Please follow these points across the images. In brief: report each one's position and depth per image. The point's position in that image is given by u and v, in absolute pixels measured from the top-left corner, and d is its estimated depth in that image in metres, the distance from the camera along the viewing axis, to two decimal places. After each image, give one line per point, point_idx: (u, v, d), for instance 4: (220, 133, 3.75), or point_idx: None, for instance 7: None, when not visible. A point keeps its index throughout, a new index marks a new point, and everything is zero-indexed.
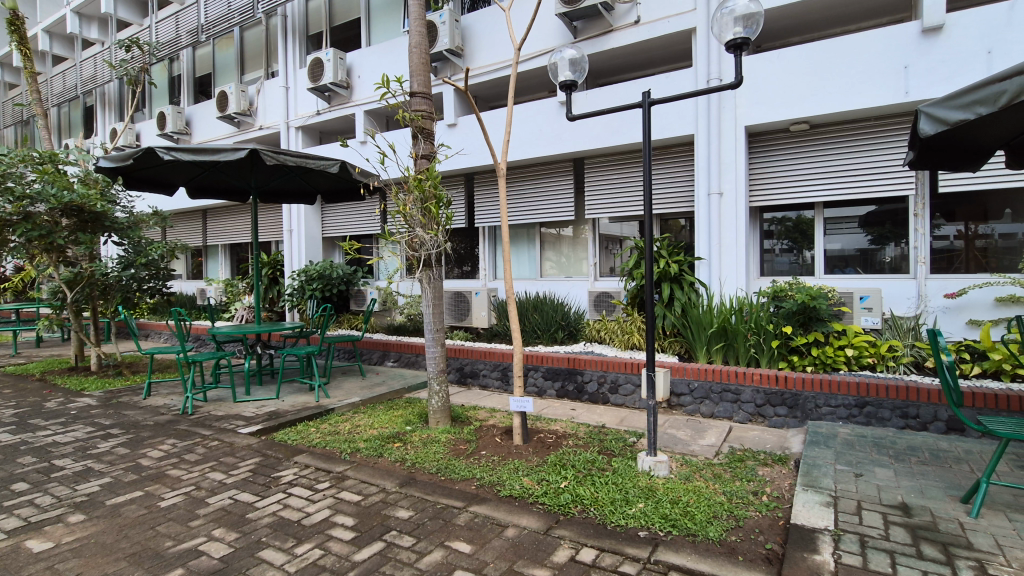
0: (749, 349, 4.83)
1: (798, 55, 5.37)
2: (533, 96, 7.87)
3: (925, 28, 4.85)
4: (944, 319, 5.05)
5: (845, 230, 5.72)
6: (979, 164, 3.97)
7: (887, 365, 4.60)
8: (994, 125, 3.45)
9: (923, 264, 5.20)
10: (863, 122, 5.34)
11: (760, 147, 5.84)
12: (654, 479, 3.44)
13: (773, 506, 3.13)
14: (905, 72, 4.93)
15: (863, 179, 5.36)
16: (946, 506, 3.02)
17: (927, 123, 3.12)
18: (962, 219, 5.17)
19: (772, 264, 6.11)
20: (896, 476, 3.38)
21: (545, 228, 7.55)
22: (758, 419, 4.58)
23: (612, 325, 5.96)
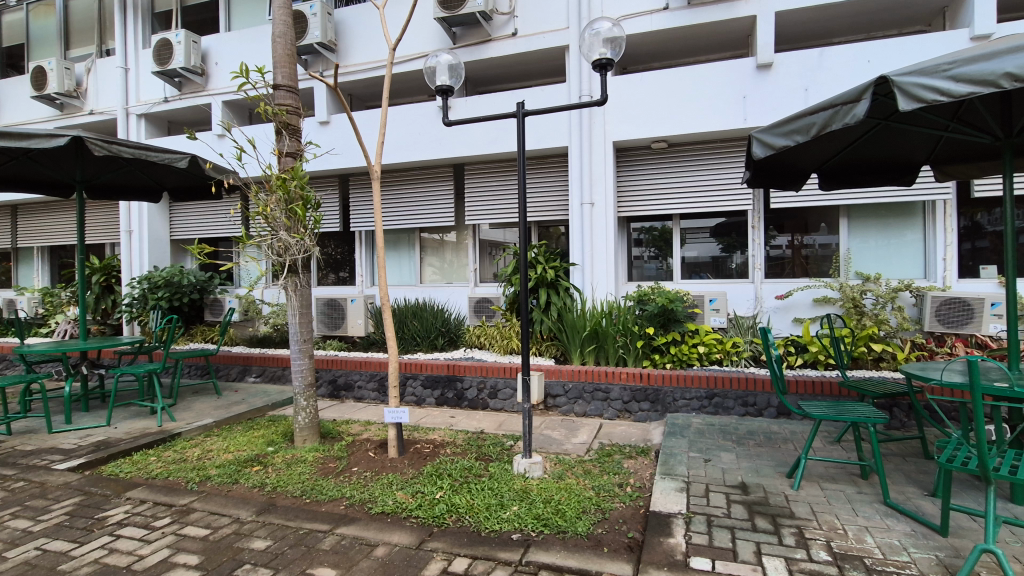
0: (618, 349, 5.16)
1: (657, 79, 5.88)
2: (412, 99, 7.74)
3: (759, 64, 5.56)
4: (776, 318, 5.81)
5: (699, 240, 6.35)
6: (800, 184, 4.59)
7: (731, 359, 5.17)
8: (808, 150, 4.02)
9: (759, 270, 5.96)
10: (711, 144, 6.00)
11: (626, 162, 6.29)
12: (528, 481, 3.50)
13: (635, 496, 3.35)
14: (743, 101, 5.61)
15: (711, 194, 5.99)
16: (775, 482, 3.45)
17: (759, 148, 3.57)
18: (790, 231, 5.98)
19: (640, 270, 6.60)
20: (737, 459, 3.79)
21: (426, 233, 7.44)
22: (625, 415, 4.89)
23: (491, 330, 6.01)
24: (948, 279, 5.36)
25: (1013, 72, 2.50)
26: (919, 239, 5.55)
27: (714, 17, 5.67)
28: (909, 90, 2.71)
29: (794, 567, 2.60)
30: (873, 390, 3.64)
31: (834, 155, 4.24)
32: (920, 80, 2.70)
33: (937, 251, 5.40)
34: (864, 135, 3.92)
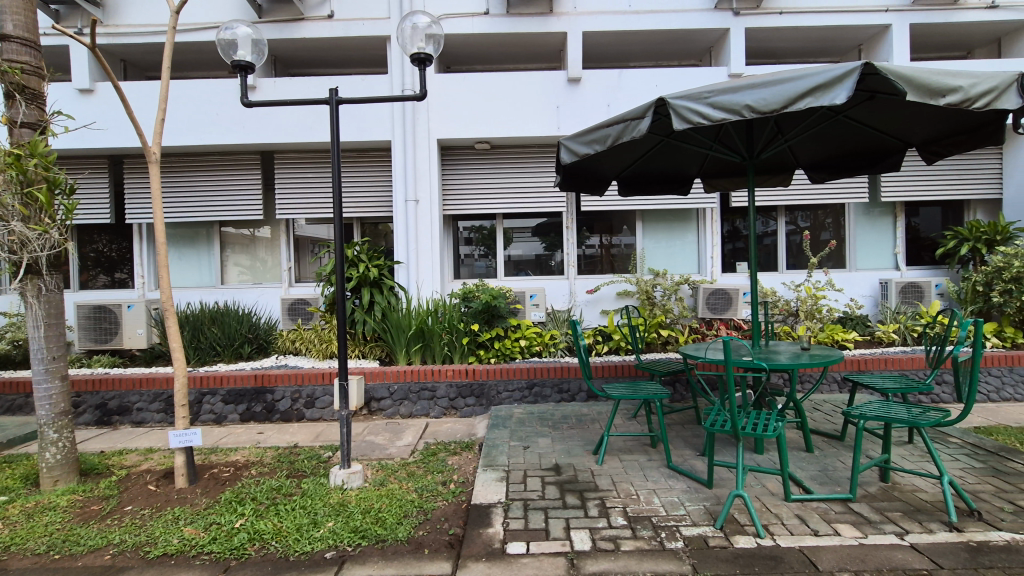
0: (443, 347, 5.18)
1: (479, 81, 6.02)
2: (210, 73, 6.79)
3: (570, 77, 6.03)
4: (587, 311, 6.39)
5: (521, 239, 6.68)
6: (603, 190, 5.10)
7: (549, 350, 5.54)
8: (607, 159, 4.47)
9: (572, 267, 6.51)
10: (529, 148, 6.36)
11: (450, 161, 6.34)
12: (346, 493, 3.30)
13: (458, 492, 3.37)
14: (557, 111, 6.05)
15: (530, 195, 6.36)
16: (583, 460, 3.77)
17: (567, 155, 3.86)
18: (599, 232, 6.63)
19: (469, 268, 6.72)
20: (552, 443, 4.06)
21: (228, 228, 6.62)
22: (451, 412, 4.91)
23: (308, 334, 5.57)
24: (715, 274, 6.45)
25: (753, 104, 3.04)
26: (695, 240, 6.59)
27: (530, 28, 5.99)
28: (683, 113, 3.17)
29: (597, 536, 2.86)
30: (660, 370, 4.22)
31: (629, 165, 4.80)
32: (689, 105, 3.17)
33: (707, 250, 6.47)
34: (651, 149, 4.49)
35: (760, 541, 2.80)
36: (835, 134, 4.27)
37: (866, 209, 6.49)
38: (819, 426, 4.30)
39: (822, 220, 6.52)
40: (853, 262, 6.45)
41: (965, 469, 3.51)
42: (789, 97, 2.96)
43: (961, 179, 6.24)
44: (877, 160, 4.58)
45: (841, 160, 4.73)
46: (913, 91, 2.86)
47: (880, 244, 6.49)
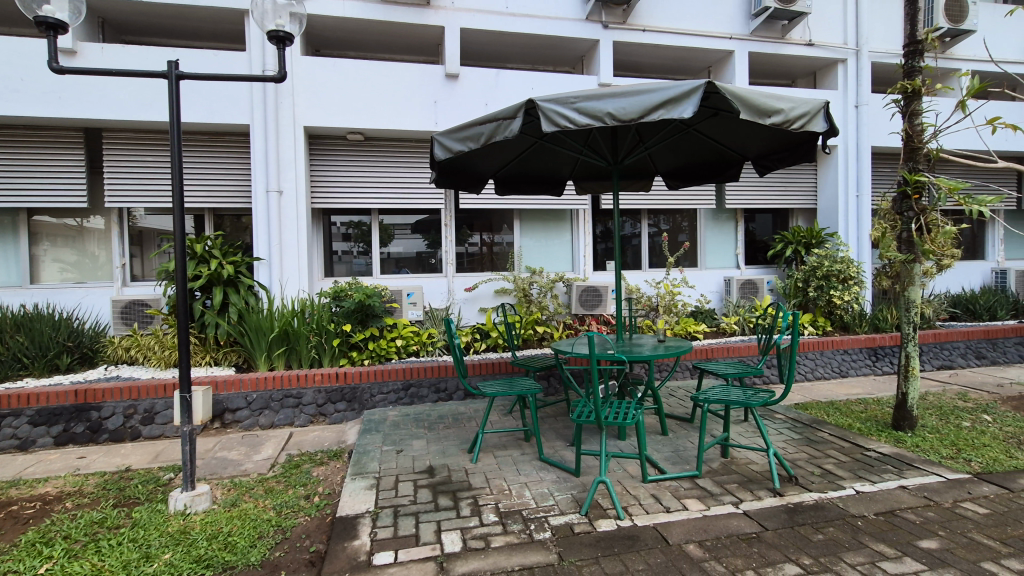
0: (310, 350, 4.86)
1: (351, 69, 5.72)
2: (15, 31, 5.67)
3: (448, 73, 5.96)
4: (466, 309, 6.38)
5: (398, 236, 6.48)
6: (480, 188, 5.12)
7: (427, 349, 5.44)
8: (482, 157, 4.48)
9: (451, 265, 6.44)
10: (406, 142, 6.18)
11: (319, 151, 5.96)
12: (188, 519, 2.93)
13: (322, 505, 3.16)
14: (435, 106, 5.95)
15: (407, 190, 6.19)
16: (458, 459, 3.75)
17: (440, 150, 3.79)
18: (479, 230, 6.65)
19: (348, 265, 6.39)
20: (427, 444, 3.98)
21: (40, 217, 5.63)
22: (319, 419, 4.61)
23: (147, 341, 4.91)
24: (587, 272, 6.79)
25: (614, 112, 3.22)
26: (569, 239, 6.88)
27: (406, 18, 5.83)
28: (551, 116, 3.26)
29: (468, 535, 2.84)
30: (534, 366, 4.32)
31: (505, 164, 4.86)
32: (557, 108, 3.25)
33: (579, 249, 6.79)
34: (526, 150, 4.59)
35: (621, 522, 2.99)
36: (686, 145, 4.70)
37: (714, 214, 7.26)
38: (673, 410, 4.71)
39: (679, 223, 7.18)
40: (703, 262, 7.18)
41: (787, 441, 4.07)
42: (645, 108, 3.18)
43: (786, 190, 7.25)
44: (721, 170, 5.13)
45: (692, 169, 5.22)
46: (746, 111, 3.22)
47: (725, 246, 7.31)
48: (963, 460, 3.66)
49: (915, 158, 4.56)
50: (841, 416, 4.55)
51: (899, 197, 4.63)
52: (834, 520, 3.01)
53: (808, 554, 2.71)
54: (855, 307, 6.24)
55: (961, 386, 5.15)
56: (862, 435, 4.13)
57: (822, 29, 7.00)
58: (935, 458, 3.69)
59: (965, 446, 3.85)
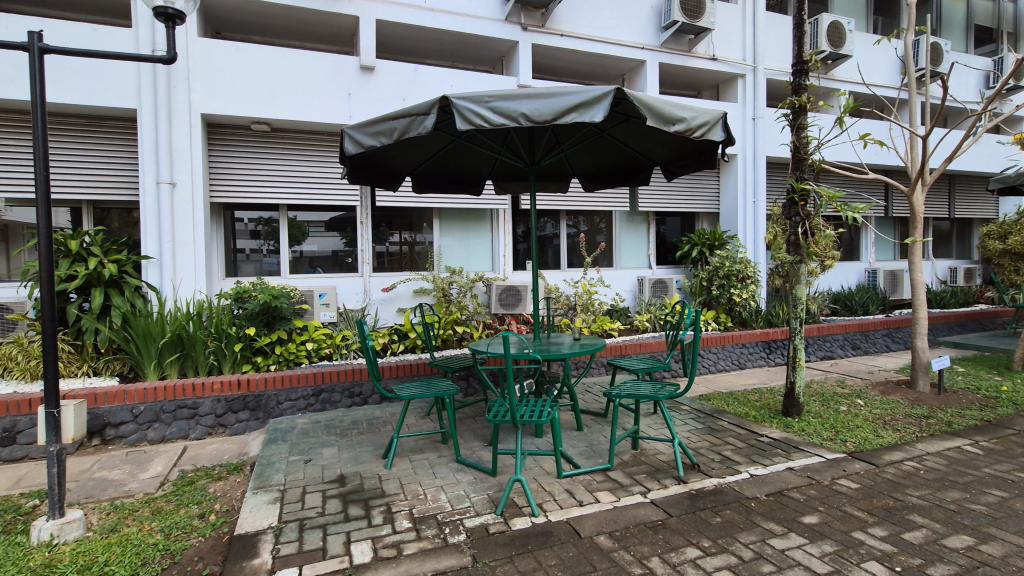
0: (208, 356, 4.51)
1: (256, 55, 5.37)
2: None
3: (363, 65, 5.76)
4: (383, 309, 6.20)
5: (311, 234, 6.16)
6: (396, 185, 4.98)
7: (340, 352, 5.22)
8: (396, 154, 4.37)
9: (367, 264, 6.22)
10: (318, 135, 5.90)
11: (219, 141, 5.54)
12: (56, 550, 2.60)
13: (219, 523, 2.92)
14: (348, 98, 5.72)
15: (319, 186, 5.90)
16: (371, 466, 3.62)
17: (351, 145, 3.63)
18: (398, 229, 6.48)
19: (257, 264, 6.00)
20: (338, 452, 3.81)
21: None
22: (218, 431, 4.26)
23: (8, 350, 4.32)
24: (507, 271, 6.83)
25: (528, 113, 3.23)
26: (489, 239, 6.89)
27: (317, 5, 5.56)
28: (466, 115, 3.22)
29: (379, 544, 2.74)
30: (452, 366, 4.27)
31: (422, 162, 4.77)
32: (471, 107, 3.22)
33: (499, 249, 6.81)
34: (442, 148, 4.53)
35: (535, 519, 3.01)
36: (600, 148, 4.85)
37: (628, 216, 7.56)
38: (588, 406, 4.85)
39: (597, 224, 7.42)
40: (618, 261, 7.46)
41: (691, 431, 4.32)
42: (558, 110, 3.23)
43: (692, 194, 7.72)
44: (633, 174, 5.34)
45: (606, 171, 5.40)
46: (653, 117, 3.37)
47: (639, 246, 7.64)
48: (840, 440, 4.07)
49: (801, 167, 5.00)
50: (739, 405, 4.90)
51: (788, 203, 5.05)
52: (731, 502, 3.23)
53: (707, 537, 2.88)
54: (752, 304, 6.77)
55: (840, 374, 5.73)
56: (756, 422, 4.47)
57: (724, 45, 7.51)
58: (817, 440, 4.07)
59: (842, 428, 4.28)
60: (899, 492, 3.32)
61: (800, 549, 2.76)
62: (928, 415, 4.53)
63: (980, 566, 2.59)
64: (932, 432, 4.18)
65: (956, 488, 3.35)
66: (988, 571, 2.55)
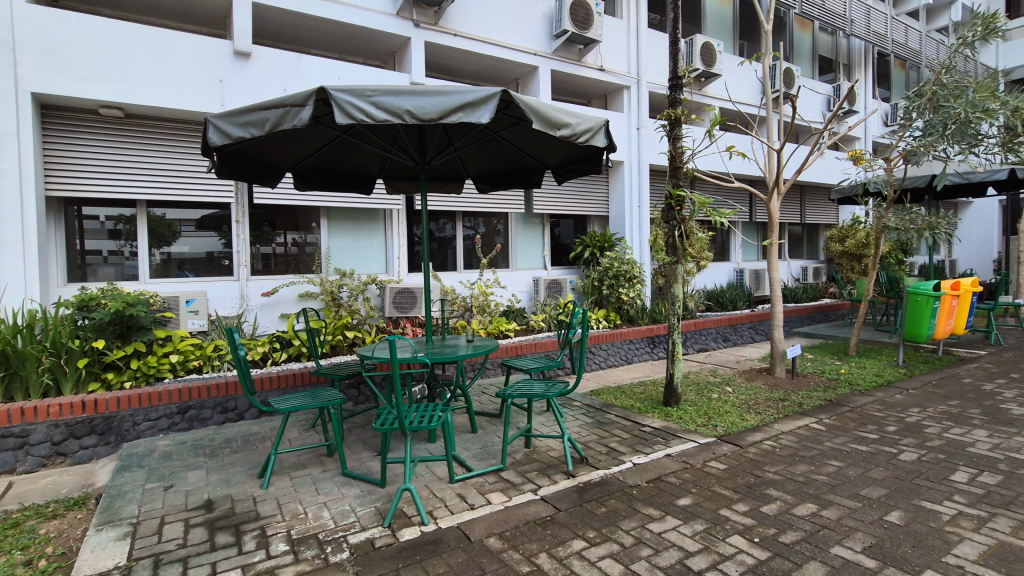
0: (42, 375, 3.91)
1: (106, 30, 4.75)
2: None
3: (236, 50, 5.32)
4: (263, 315, 5.76)
5: (182, 233, 5.57)
6: (276, 182, 4.64)
7: (212, 365, 4.76)
8: (271, 148, 4.07)
9: (244, 266, 5.73)
10: (184, 126, 5.35)
11: (59, 127, 4.82)
12: None
13: (50, 570, 2.50)
14: (220, 85, 5.27)
15: (188, 181, 5.35)
16: (244, 487, 3.31)
17: (216, 136, 3.29)
18: (282, 229, 6.06)
19: (116, 268, 5.28)
20: (206, 475, 3.45)
21: None
22: (55, 461, 3.68)
23: None
24: (402, 273, 6.64)
25: (413, 110, 3.14)
26: (382, 240, 6.66)
27: None
28: (345, 108, 3.04)
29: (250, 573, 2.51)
30: (339, 375, 4.04)
31: (303, 158, 4.49)
32: (352, 101, 3.06)
33: (393, 250, 6.61)
34: (326, 144, 4.30)
35: (424, 528, 2.93)
36: (490, 150, 4.87)
37: (523, 218, 7.70)
38: (483, 408, 4.84)
39: (494, 226, 7.47)
40: (515, 262, 7.56)
41: (581, 426, 4.48)
42: (444, 109, 3.16)
43: (583, 198, 8.04)
44: (525, 177, 5.42)
45: (498, 174, 5.45)
46: (538, 121, 3.44)
47: (534, 248, 7.81)
48: (711, 426, 4.43)
49: (677, 175, 5.39)
50: (625, 399, 5.17)
51: (666, 208, 5.40)
52: (615, 492, 3.38)
53: (592, 528, 2.98)
54: (638, 302, 7.20)
55: (713, 365, 6.27)
56: (640, 413, 4.75)
57: (611, 57, 7.91)
58: (692, 427, 4.40)
59: (713, 414, 4.67)
60: (759, 469, 3.68)
61: (675, 530, 2.95)
62: (783, 397, 5.10)
63: (821, 529, 2.93)
64: (786, 413, 4.70)
65: (804, 461, 3.78)
66: (827, 533, 2.90)
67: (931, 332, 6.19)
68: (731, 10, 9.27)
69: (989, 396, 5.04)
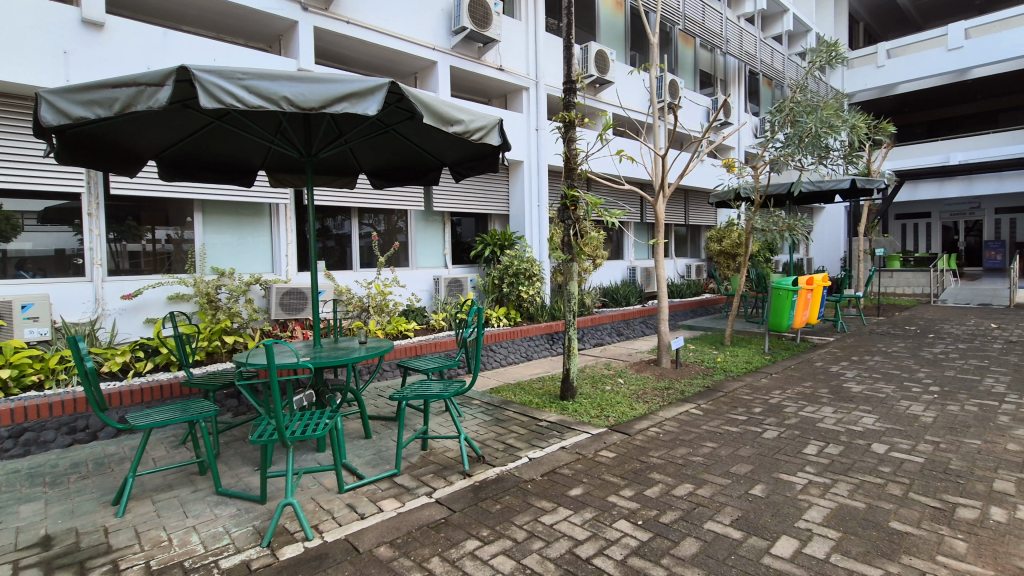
0: None
1: None
2: None
3: (85, 19, 4.68)
4: (123, 321, 5.12)
5: (23, 228, 4.77)
6: (136, 171, 4.14)
7: (57, 379, 4.20)
8: (125, 131, 3.63)
9: (100, 266, 5.04)
10: (18, 103, 4.62)
11: None
12: None
13: None
14: (65, 58, 4.61)
15: (25, 168, 4.63)
16: (94, 517, 2.91)
17: (50, 114, 2.84)
18: (148, 224, 5.43)
19: None
20: (45, 506, 2.99)
21: None
22: None
23: None
24: (290, 272, 6.26)
25: (291, 97, 2.92)
26: (268, 237, 6.20)
27: None
28: (211, 90, 2.76)
29: None
30: (213, 385, 3.67)
31: (169, 146, 4.05)
32: (219, 83, 2.78)
33: (280, 248, 6.20)
34: (196, 131, 3.91)
35: (308, 544, 2.75)
36: (384, 144, 4.70)
37: (423, 215, 7.55)
38: (379, 412, 4.68)
39: (393, 224, 7.25)
40: (415, 261, 7.40)
41: (479, 424, 4.47)
42: (326, 98, 2.98)
43: (484, 197, 8.08)
44: (422, 174, 5.29)
45: (393, 169, 5.27)
46: (429, 115, 3.36)
47: (434, 246, 7.69)
48: (603, 417, 4.63)
49: (572, 176, 5.56)
50: (524, 394, 5.25)
51: (562, 208, 5.54)
52: (510, 488, 3.41)
53: (486, 526, 2.98)
54: (537, 299, 7.37)
55: (607, 358, 6.58)
56: (537, 408, 4.85)
57: (510, 57, 7.99)
58: (585, 418, 4.57)
59: (605, 405, 4.89)
60: (645, 455, 3.90)
61: (566, 520, 3.04)
62: (668, 386, 5.47)
63: (696, 507, 3.17)
64: (670, 401, 5.05)
65: (684, 445, 4.08)
66: (701, 510, 3.14)
67: (791, 321, 6.97)
68: (623, 20, 9.77)
69: (835, 377, 5.77)
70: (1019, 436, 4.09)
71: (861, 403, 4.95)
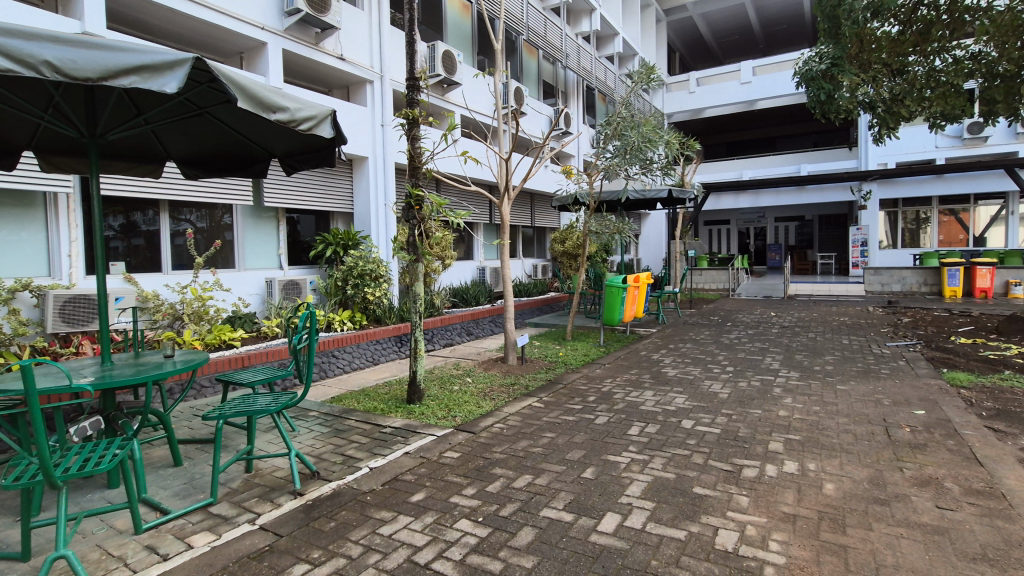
0: None
1: None
2: None
3: None
4: None
5: None
6: None
7: None
8: None
9: None
10: None
11: None
12: None
13: None
14: None
15: None
16: None
17: None
18: None
19: None
20: None
21: None
22: None
23: None
24: (74, 276, 5.23)
25: (54, 62, 2.40)
26: (41, 233, 5.11)
27: None
28: None
29: None
30: None
31: None
32: None
33: (60, 247, 5.14)
34: None
35: None
36: (196, 129, 4.12)
37: (253, 211, 6.85)
38: (193, 434, 4.12)
39: (215, 221, 6.46)
40: (242, 263, 6.68)
41: (315, 437, 4.18)
42: (106, 69, 2.50)
43: (324, 194, 7.59)
44: (247, 165, 4.75)
45: (210, 157, 4.66)
46: (242, 99, 3.00)
47: (266, 246, 7.01)
48: (450, 417, 4.63)
49: (416, 175, 5.44)
50: (368, 401, 5.03)
51: (406, 207, 5.39)
52: (347, 502, 3.22)
53: (317, 547, 2.76)
54: (385, 301, 7.13)
55: (456, 358, 6.62)
56: (381, 415, 4.68)
57: (350, 47, 7.61)
58: (431, 421, 4.52)
59: (452, 405, 4.90)
60: (488, 452, 3.98)
61: (405, 528, 2.96)
62: (513, 382, 5.67)
63: (533, 497, 3.31)
64: (515, 396, 5.24)
65: (525, 437, 4.25)
66: (538, 498, 3.29)
67: (621, 316, 7.69)
68: (469, 24, 9.91)
69: (655, 364, 6.51)
70: (787, 404, 5.01)
71: (675, 385, 5.64)
